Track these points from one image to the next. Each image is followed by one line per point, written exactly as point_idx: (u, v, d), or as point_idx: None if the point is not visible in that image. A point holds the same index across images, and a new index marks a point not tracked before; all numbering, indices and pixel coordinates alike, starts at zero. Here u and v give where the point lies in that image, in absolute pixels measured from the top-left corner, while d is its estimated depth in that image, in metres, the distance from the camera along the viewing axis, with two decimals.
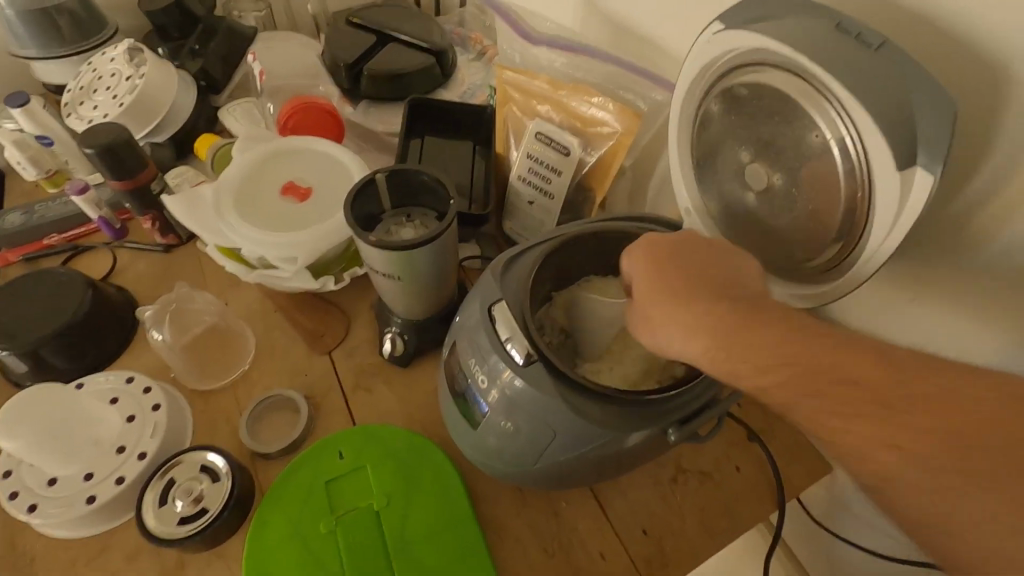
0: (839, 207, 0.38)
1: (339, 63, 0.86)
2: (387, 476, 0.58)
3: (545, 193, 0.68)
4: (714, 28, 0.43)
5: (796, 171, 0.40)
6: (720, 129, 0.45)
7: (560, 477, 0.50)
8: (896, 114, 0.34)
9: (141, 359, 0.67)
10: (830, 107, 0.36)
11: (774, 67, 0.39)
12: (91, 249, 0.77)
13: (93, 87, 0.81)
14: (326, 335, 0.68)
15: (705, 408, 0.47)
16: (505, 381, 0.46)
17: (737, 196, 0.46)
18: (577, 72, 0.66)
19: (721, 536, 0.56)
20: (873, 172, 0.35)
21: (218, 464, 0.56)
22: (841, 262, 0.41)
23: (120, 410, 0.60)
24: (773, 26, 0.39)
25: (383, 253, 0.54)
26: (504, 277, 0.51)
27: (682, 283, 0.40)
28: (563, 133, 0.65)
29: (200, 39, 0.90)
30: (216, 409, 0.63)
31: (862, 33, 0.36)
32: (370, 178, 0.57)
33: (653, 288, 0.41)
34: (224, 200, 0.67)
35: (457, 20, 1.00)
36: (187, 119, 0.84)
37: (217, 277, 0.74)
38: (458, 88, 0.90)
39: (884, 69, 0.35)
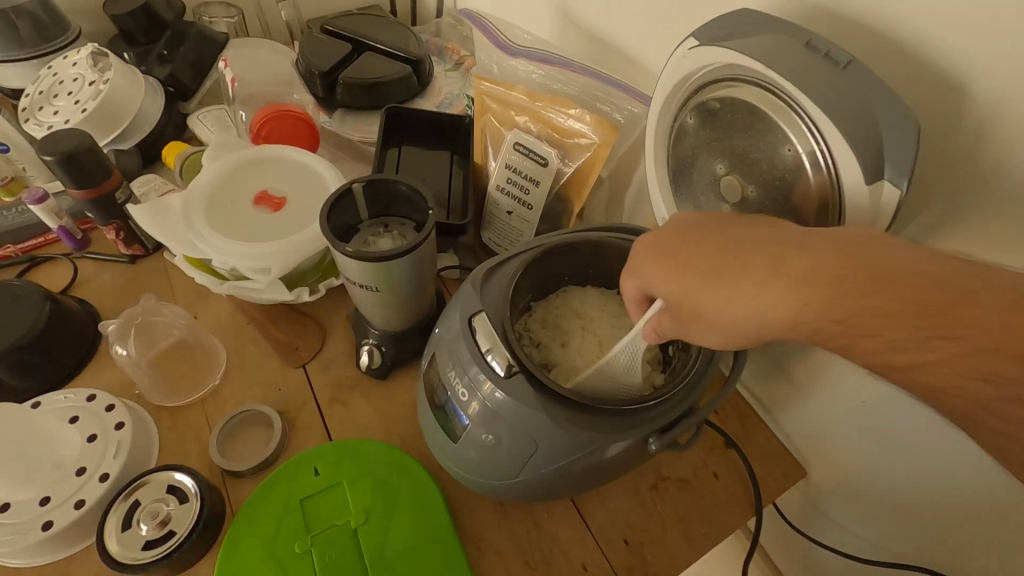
0: (811, 219, 0.40)
1: (314, 71, 0.85)
2: (365, 491, 0.57)
3: (524, 203, 0.69)
4: (689, 44, 0.44)
5: (769, 183, 0.41)
6: (696, 142, 0.46)
7: (541, 489, 0.49)
8: (864, 130, 0.35)
9: (104, 375, 0.64)
10: (801, 122, 0.38)
11: (747, 83, 0.41)
12: (51, 260, 0.73)
13: (54, 93, 0.78)
14: (301, 348, 0.66)
15: (683, 416, 0.48)
16: (486, 393, 0.46)
17: (711, 207, 0.47)
18: (554, 84, 0.67)
19: (701, 542, 0.57)
20: (844, 185, 0.37)
21: (186, 484, 0.54)
22: None
23: (81, 429, 0.57)
24: (745, 42, 0.40)
25: (361, 264, 0.53)
26: (484, 288, 0.50)
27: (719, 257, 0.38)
28: (542, 143, 0.65)
29: (168, 45, 0.88)
30: (185, 426, 0.61)
31: (831, 51, 0.37)
32: (347, 188, 0.56)
33: (679, 275, 0.40)
34: (195, 210, 0.65)
35: (434, 30, 1.00)
36: (154, 126, 0.82)
37: (186, 289, 0.71)
38: (435, 97, 0.90)
39: (851, 87, 0.36)
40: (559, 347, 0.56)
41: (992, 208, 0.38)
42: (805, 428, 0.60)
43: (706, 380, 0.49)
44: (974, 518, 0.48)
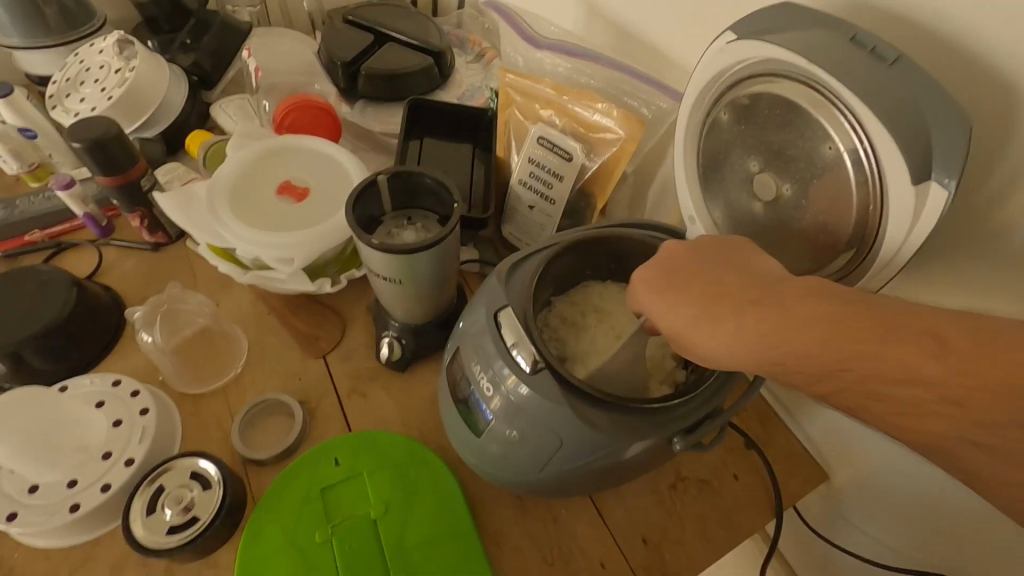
0: (850, 219, 0.39)
1: (336, 62, 0.85)
2: (385, 483, 0.57)
3: (546, 198, 0.68)
4: (726, 38, 0.43)
5: (807, 181, 0.40)
6: (730, 138, 0.45)
7: (563, 485, 0.49)
8: (911, 128, 0.34)
9: (129, 361, 0.65)
10: (844, 119, 0.37)
11: (786, 78, 0.40)
12: (77, 246, 0.74)
13: (81, 80, 0.79)
14: (321, 338, 0.66)
15: (710, 415, 0.48)
16: (510, 388, 0.45)
17: (744, 206, 0.46)
18: (581, 78, 0.66)
19: (720, 543, 0.57)
20: (887, 184, 0.36)
21: (209, 470, 0.54)
22: (853, 270, 0.41)
23: (106, 413, 0.58)
24: (786, 37, 0.39)
25: (386, 257, 0.53)
26: (509, 283, 0.50)
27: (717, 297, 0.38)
28: (566, 138, 0.65)
29: (193, 34, 0.88)
30: (207, 413, 0.61)
31: (877, 46, 0.36)
32: (372, 179, 0.56)
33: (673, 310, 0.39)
34: (219, 199, 0.65)
35: (455, 22, 0.99)
36: (178, 115, 0.82)
37: (208, 277, 0.72)
38: (456, 89, 0.89)
39: (899, 83, 0.35)
40: (570, 333, 0.55)
41: None
42: (829, 431, 0.59)
43: (733, 382, 0.48)
44: (1003, 528, 0.47)
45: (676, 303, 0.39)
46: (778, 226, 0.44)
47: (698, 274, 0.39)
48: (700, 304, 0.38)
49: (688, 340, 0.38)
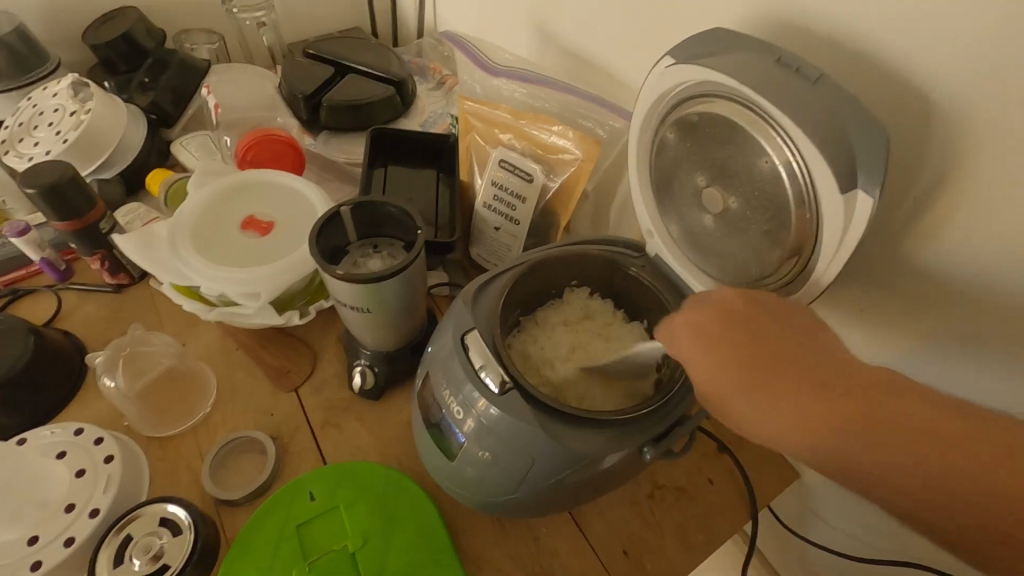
0: (790, 229, 0.41)
1: (298, 95, 0.86)
2: (362, 513, 0.56)
3: (511, 219, 0.70)
4: (666, 63, 0.45)
5: (748, 193, 0.43)
6: (676, 156, 0.48)
7: (537, 503, 0.49)
8: (836, 142, 0.36)
9: (91, 408, 0.63)
10: (777, 135, 0.39)
11: (723, 99, 0.42)
12: (33, 292, 0.72)
13: (34, 123, 0.78)
14: (292, 371, 0.66)
15: (677, 424, 0.49)
16: (480, 410, 0.46)
17: (695, 218, 0.49)
18: (536, 102, 0.68)
19: (698, 548, 0.57)
20: (819, 195, 0.38)
21: (179, 515, 0.53)
22: (797, 275, 0.42)
23: (69, 463, 0.56)
24: (720, 60, 0.41)
25: (351, 286, 0.54)
26: (475, 305, 0.51)
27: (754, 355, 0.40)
28: (526, 160, 0.66)
29: (151, 72, 0.88)
30: (176, 456, 0.60)
31: (801, 67, 0.39)
32: (336, 211, 0.57)
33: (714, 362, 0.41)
34: (181, 237, 0.65)
35: (415, 51, 1.01)
36: (138, 154, 0.81)
37: (173, 315, 0.71)
38: (419, 116, 0.91)
39: (822, 100, 0.37)
40: (539, 344, 0.58)
41: (964, 210, 0.40)
42: None
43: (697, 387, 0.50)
44: None
45: (723, 371, 0.40)
46: (727, 235, 0.47)
47: (756, 342, 0.40)
48: (755, 367, 0.39)
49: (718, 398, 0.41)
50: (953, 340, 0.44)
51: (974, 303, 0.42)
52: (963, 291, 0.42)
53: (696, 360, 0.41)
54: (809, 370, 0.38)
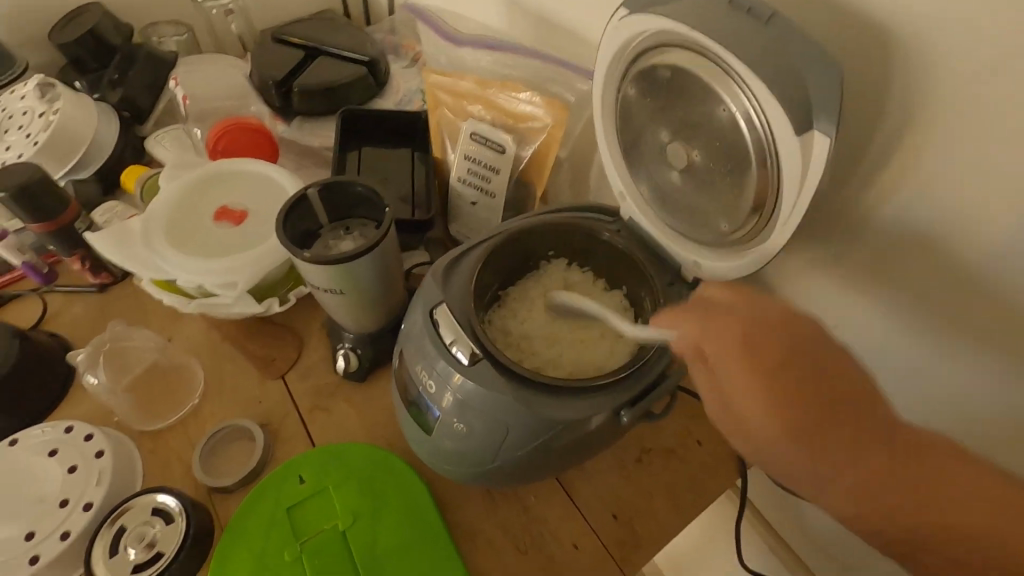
0: (753, 180, 0.39)
1: (268, 82, 0.84)
2: (351, 493, 0.57)
3: (486, 192, 0.68)
4: (620, 14, 0.43)
5: (711, 146, 0.42)
6: (640, 112, 0.46)
7: (518, 473, 0.49)
8: (791, 84, 0.35)
9: (82, 406, 0.64)
10: (733, 83, 0.37)
11: (679, 47, 0.40)
12: (18, 296, 0.73)
13: (5, 128, 0.77)
14: (278, 359, 0.66)
15: (654, 385, 0.48)
16: (455, 384, 0.46)
17: (663, 175, 0.48)
18: (503, 69, 0.67)
19: (688, 509, 0.58)
20: (777, 142, 0.36)
21: (171, 504, 0.54)
22: (762, 228, 0.42)
23: (61, 461, 0.57)
24: (673, 7, 0.39)
25: (323, 268, 0.53)
26: (446, 281, 0.51)
27: (769, 368, 0.38)
28: (497, 131, 0.65)
29: (120, 68, 0.87)
30: (167, 448, 0.61)
31: (754, 6, 0.37)
32: (303, 194, 0.56)
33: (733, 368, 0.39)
34: (154, 232, 0.64)
35: (388, 28, 0.99)
36: (112, 152, 0.81)
37: (158, 311, 0.71)
38: (394, 95, 0.89)
39: (775, 41, 0.36)
40: (520, 319, 0.57)
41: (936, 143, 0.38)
42: None
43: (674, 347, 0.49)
44: None
45: (764, 387, 0.38)
46: (695, 191, 0.46)
47: (787, 359, 0.38)
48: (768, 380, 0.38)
49: (751, 425, 0.38)
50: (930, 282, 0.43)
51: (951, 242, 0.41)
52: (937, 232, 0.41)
53: (741, 381, 0.38)
54: (843, 398, 0.38)
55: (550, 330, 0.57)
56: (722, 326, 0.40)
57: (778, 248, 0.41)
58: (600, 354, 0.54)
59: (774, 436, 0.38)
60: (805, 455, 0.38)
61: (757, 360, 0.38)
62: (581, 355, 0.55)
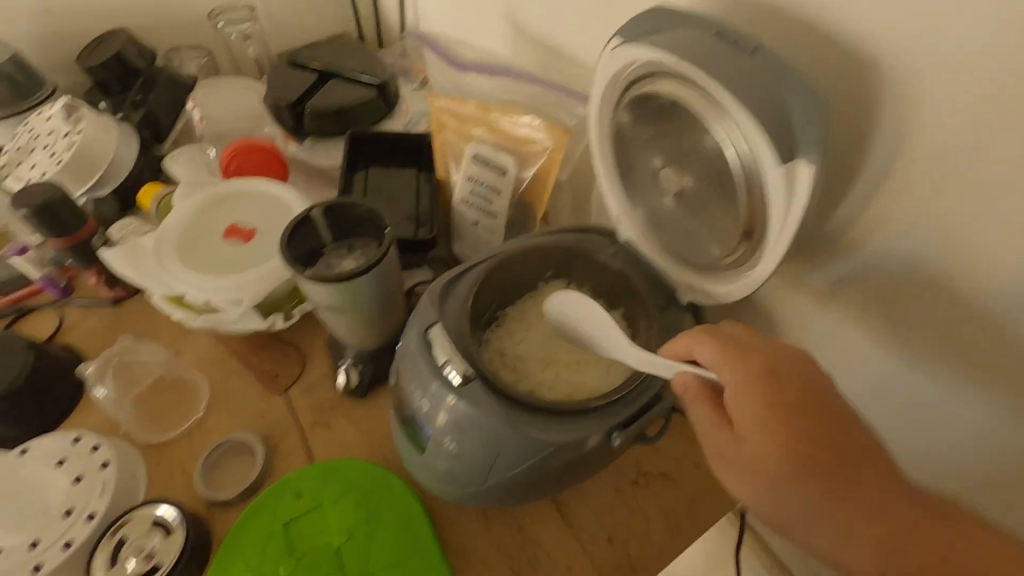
0: (741, 207, 0.40)
1: (281, 104, 0.87)
2: (347, 510, 0.57)
3: (488, 213, 0.70)
4: (613, 43, 0.44)
5: (701, 173, 0.42)
6: (634, 138, 0.47)
7: (510, 494, 0.49)
8: (774, 114, 0.36)
9: (92, 418, 0.66)
10: (719, 112, 0.38)
11: (668, 77, 0.41)
12: (36, 309, 0.75)
13: (32, 147, 0.81)
14: (281, 375, 0.67)
15: (647, 409, 0.49)
16: (447, 404, 0.46)
17: (657, 199, 0.49)
18: (505, 94, 0.69)
19: (684, 534, 0.57)
20: (761, 170, 0.37)
21: (170, 516, 0.55)
22: (752, 254, 0.42)
23: (68, 470, 0.58)
24: (662, 38, 0.41)
25: (324, 287, 0.55)
26: (443, 302, 0.51)
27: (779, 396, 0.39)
28: (499, 154, 0.66)
29: (142, 91, 0.91)
30: (171, 460, 0.62)
31: (739, 39, 0.38)
32: (307, 214, 0.58)
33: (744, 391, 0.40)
34: (166, 249, 0.67)
35: (399, 51, 1.02)
36: (131, 171, 0.84)
37: (168, 325, 0.73)
38: (403, 116, 0.92)
39: (759, 73, 0.36)
40: (518, 339, 0.58)
41: (924, 172, 0.39)
42: None
43: None
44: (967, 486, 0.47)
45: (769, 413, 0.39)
46: (688, 215, 0.46)
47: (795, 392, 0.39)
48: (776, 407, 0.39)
49: (762, 458, 0.38)
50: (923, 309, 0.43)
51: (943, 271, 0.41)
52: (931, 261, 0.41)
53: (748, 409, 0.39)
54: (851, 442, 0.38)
55: (547, 351, 0.58)
56: (737, 356, 0.42)
57: (767, 275, 0.41)
58: (595, 376, 0.55)
59: (782, 470, 0.37)
60: (810, 502, 0.37)
61: (771, 381, 0.40)
62: (577, 377, 0.55)
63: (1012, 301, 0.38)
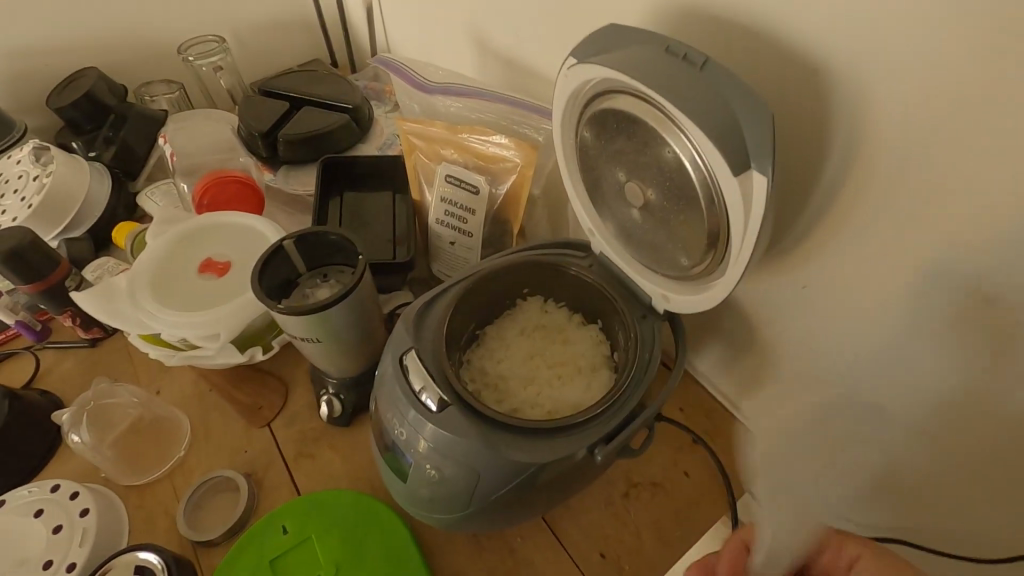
0: (704, 216, 0.40)
1: (254, 134, 0.87)
2: (335, 543, 0.56)
3: (463, 232, 0.70)
4: (569, 62, 0.45)
5: (662, 184, 0.43)
6: (597, 154, 0.48)
7: (496, 517, 0.49)
8: (727, 125, 0.36)
9: (70, 465, 0.64)
10: (674, 127, 0.39)
11: (623, 94, 0.42)
12: (12, 355, 0.74)
13: (2, 192, 0.80)
14: (264, 407, 0.67)
15: (627, 422, 0.48)
16: (425, 431, 0.46)
17: (624, 212, 0.49)
18: (473, 114, 0.69)
19: (678, 544, 0.56)
20: (717, 179, 0.37)
21: (153, 560, 0.53)
22: (718, 262, 0.42)
23: (47, 521, 0.57)
24: (614, 56, 0.41)
25: (298, 318, 0.54)
26: (418, 328, 0.51)
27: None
28: (470, 173, 0.67)
29: (113, 128, 0.91)
30: (153, 503, 0.61)
31: (688, 53, 0.39)
32: (278, 246, 0.57)
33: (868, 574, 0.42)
34: (139, 288, 0.66)
35: (371, 75, 1.02)
36: (104, 210, 0.83)
37: (146, 364, 0.72)
38: (377, 139, 0.92)
39: (705, 86, 0.37)
40: (499, 359, 0.58)
41: (878, 173, 0.39)
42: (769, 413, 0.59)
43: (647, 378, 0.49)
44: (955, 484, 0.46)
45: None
46: (656, 227, 0.46)
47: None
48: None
49: None
50: (892, 306, 0.43)
51: (908, 270, 0.41)
52: (894, 260, 0.41)
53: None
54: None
55: (527, 368, 0.58)
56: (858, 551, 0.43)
57: (733, 283, 0.42)
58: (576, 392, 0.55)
59: None
60: None
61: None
62: (558, 394, 0.55)
63: (975, 294, 0.38)
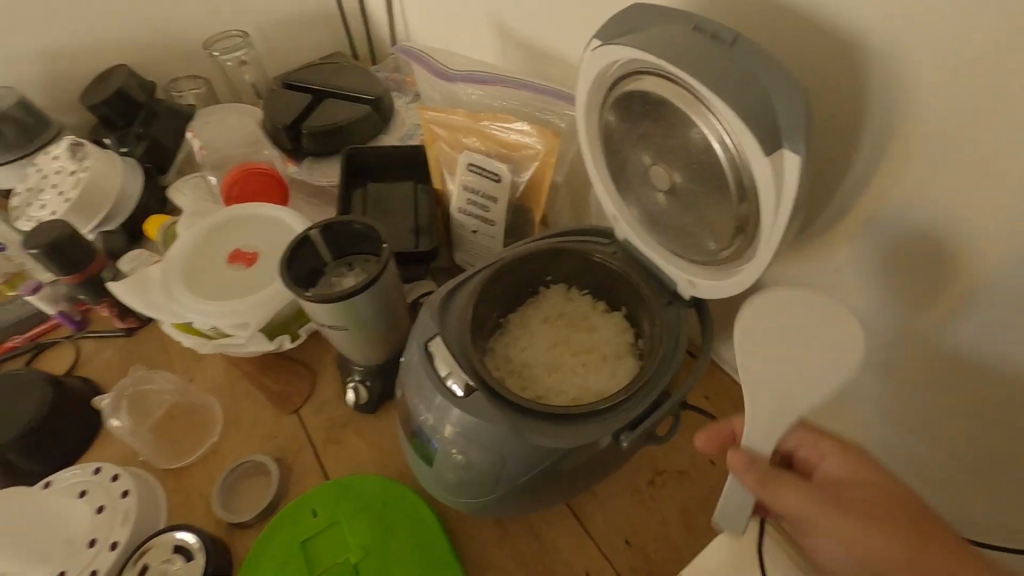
0: (733, 198, 0.39)
1: (278, 127, 0.88)
2: (363, 526, 0.58)
3: (485, 220, 0.70)
4: (592, 45, 0.44)
5: (689, 167, 0.42)
6: (622, 137, 0.47)
7: (522, 502, 0.49)
8: (756, 103, 0.36)
9: (111, 449, 0.67)
10: (703, 106, 0.38)
11: (649, 75, 0.41)
12: (53, 344, 0.77)
13: (41, 187, 0.83)
14: (293, 394, 0.68)
15: (653, 409, 0.48)
16: (452, 416, 0.46)
17: (649, 197, 0.48)
18: (494, 101, 0.69)
19: (704, 531, 0.56)
20: (747, 158, 0.37)
21: (191, 541, 0.55)
22: (748, 245, 0.42)
23: (90, 501, 0.60)
24: (640, 36, 0.41)
25: (326, 306, 0.55)
26: (443, 316, 0.52)
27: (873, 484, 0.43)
28: (492, 161, 0.66)
29: (144, 123, 0.93)
30: (189, 486, 0.63)
31: (717, 31, 0.38)
32: (305, 235, 0.58)
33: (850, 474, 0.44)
34: (172, 278, 0.68)
35: (392, 66, 1.03)
36: (136, 204, 0.86)
37: (180, 353, 0.74)
38: (398, 130, 0.92)
39: (734, 65, 0.36)
40: (522, 347, 0.58)
41: (917, 151, 0.38)
42: None
43: (674, 366, 0.49)
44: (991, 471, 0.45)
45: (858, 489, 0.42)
46: (682, 211, 0.46)
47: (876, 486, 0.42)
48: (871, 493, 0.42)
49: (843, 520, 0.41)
50: (929, 290, 0.42)
51: (946, 252, 0.39)
52: (933, 242, 0.40)
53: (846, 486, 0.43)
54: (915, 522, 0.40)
55: (550, 356, 0.58)
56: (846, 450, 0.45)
57: (764, 266, 0.41)
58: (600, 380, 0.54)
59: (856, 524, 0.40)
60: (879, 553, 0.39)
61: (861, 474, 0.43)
62: (582, 382, 0.55)
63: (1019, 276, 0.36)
